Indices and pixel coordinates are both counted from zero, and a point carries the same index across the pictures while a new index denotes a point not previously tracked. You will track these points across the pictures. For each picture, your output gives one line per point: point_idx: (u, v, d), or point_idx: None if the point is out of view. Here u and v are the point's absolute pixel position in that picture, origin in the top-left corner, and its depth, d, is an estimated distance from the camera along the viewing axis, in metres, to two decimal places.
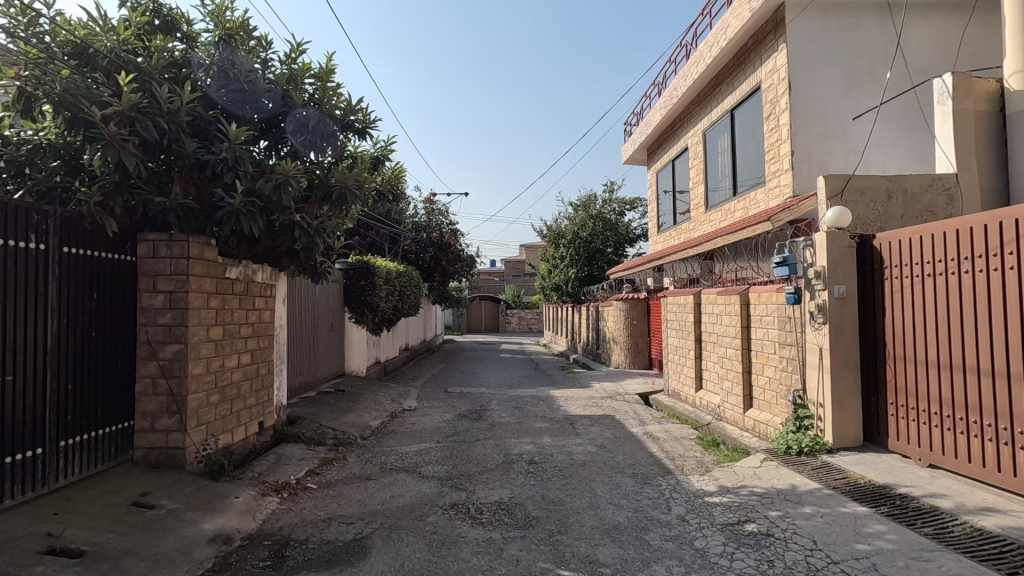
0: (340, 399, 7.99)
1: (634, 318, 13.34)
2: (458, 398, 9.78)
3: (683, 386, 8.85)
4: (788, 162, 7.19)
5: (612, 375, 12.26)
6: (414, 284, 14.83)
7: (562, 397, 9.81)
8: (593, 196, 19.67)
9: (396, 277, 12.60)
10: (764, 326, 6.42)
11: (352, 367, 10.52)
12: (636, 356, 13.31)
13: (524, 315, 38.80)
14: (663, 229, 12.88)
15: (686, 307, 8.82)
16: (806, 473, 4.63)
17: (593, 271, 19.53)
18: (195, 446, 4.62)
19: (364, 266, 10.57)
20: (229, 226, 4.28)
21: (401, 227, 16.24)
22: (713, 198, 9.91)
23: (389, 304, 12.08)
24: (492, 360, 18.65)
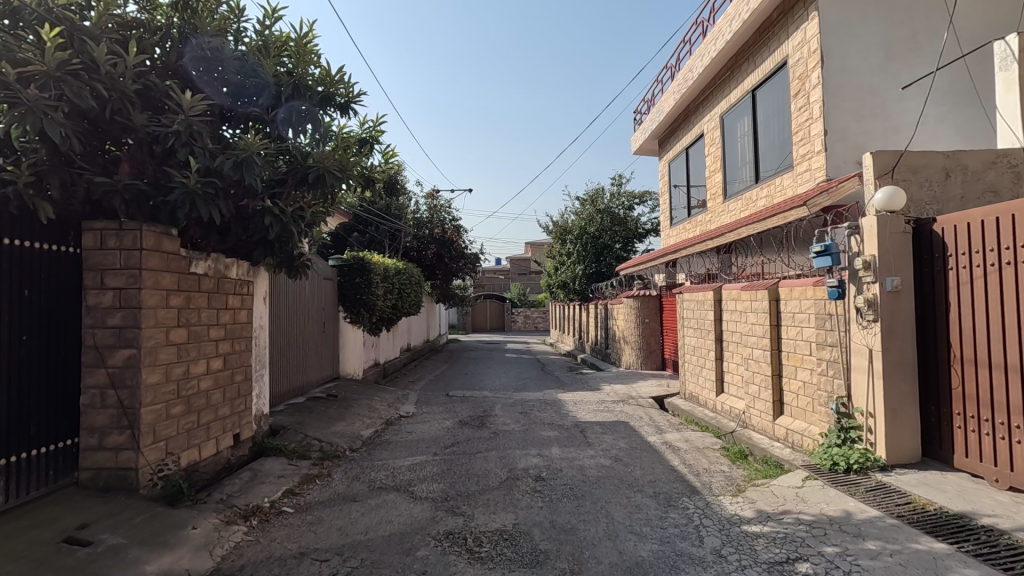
0: (331, 406, 7.39)
1: (645, 316, 12.65)
2: (460, 403, 9.16)
3: (703, 390, 8.18)
4: (820, 142, 6.51)
5: (623, 377, 11.59)
6: (415, 282, 14.20)
7: (571, 401, 9.17)
8: (601, 190, 18.98)
9: (395, 275, 11.99)
10: (797, 324, 5.75)
11: (347, 371, 9.91)
12: (648, 356, 12.64)
13: (530, 314, 38.15)
14: (677, 222, 12.18)
15: (704, 304, 8.16)
16: (860, 496, 3.97)
17: (601, 267, 18.86)
18: (150, 467, 4.00)
19: (360, 262, 9.95)
20: (181, 211, 3.63)
21: (401, 223, 15.62)
22: (732, 187, 9.22)
23: (388, 303, 11.45)
24: (497, 360, 18.02)
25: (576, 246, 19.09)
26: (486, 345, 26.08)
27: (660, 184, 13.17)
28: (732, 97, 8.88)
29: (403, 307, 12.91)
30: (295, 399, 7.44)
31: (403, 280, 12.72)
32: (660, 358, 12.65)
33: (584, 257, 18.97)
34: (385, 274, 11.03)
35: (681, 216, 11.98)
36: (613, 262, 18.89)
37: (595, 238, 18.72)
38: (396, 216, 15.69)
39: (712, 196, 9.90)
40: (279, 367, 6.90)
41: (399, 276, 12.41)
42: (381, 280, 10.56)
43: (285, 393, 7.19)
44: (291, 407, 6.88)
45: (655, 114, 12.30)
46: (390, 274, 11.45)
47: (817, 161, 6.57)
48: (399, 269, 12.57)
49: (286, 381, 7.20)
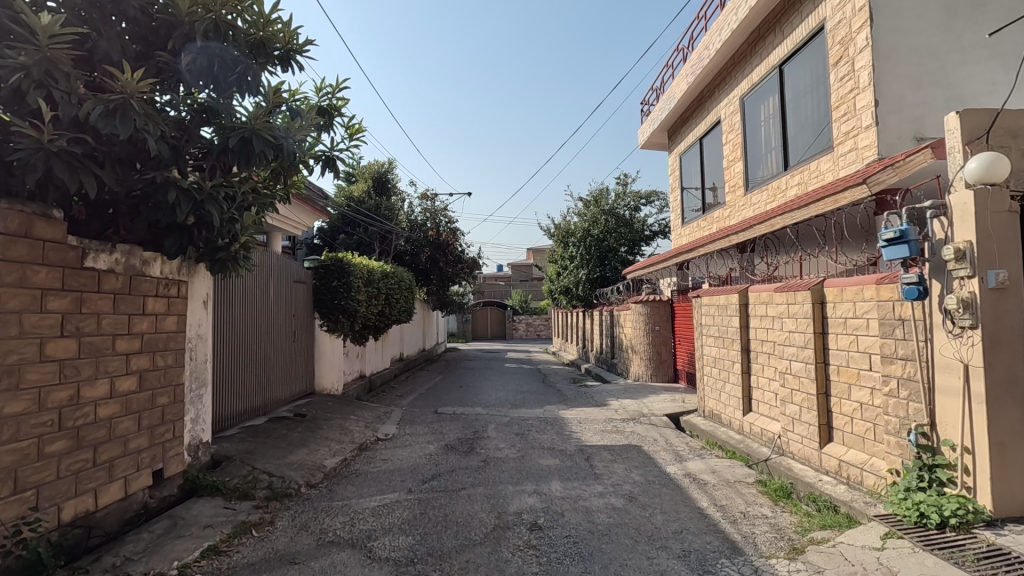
0: (295, 430, 6.33)
1: (656, 323, 11.58)
2: (449, 422, 8.09)
3: (726, 407, 7.12)
4: (870, 115, 5.47)
5: (632, 391, 10.52)
6: (406, 287, 13.17)
7: (575, 420, 8.11)
8: (605, 190, 17.97)
9: (381, 278, 10.97)
10: (852, 332, 4.69)
11: (324, 385, 8.84)
12: (658, 367, 11.57)
13: (532, 321, 37.13)
14: (689, 221, 11.11)
15: (728, 310, 7.09)
16: (972, 567, 2.90)
17: (606, 272, 17.81)
18: (2, 527, 2.94)
19: (338, 262, 8.93)
20: (27, 175, 2.59)
21: (392, 224, 14.61)
22: (756, 177, 8.17)
23: (373, 309, 10.42)
24: (496, 371, 16.98)
25: (579, 250, 18.07)
26: (485, 354, 25.04)
27: (670, 180, 12.13)
28: (755, 75, 7.87)
29: (391, 314, 11.87)
30: (252, 421, 6.38)
31: (391, 284, 11.71)
32: (671, 370, 11.57)
33: (587, 260, 17.94)
34: (368, 276, 10.00)
35: (693, 213, 10.92)
36: (618, 266, 17.86)
37: (599, 241, 17.69)
38: (386, 216, 14.68)
39: (731, 189, 8.86)
40: (228, 383, 5.85)
41: (386, 280, 11.38)
42: (363, 283, 9.54)
43: (238, 414, 6.13)
44: (244, 432, 5.83)
45: (666, 103, 11.26)
46: (374, 277, 10.42)
47: (864, 138, 5.54)
48: (386, 272, 11.55)
49: (239, 400, 6.15)
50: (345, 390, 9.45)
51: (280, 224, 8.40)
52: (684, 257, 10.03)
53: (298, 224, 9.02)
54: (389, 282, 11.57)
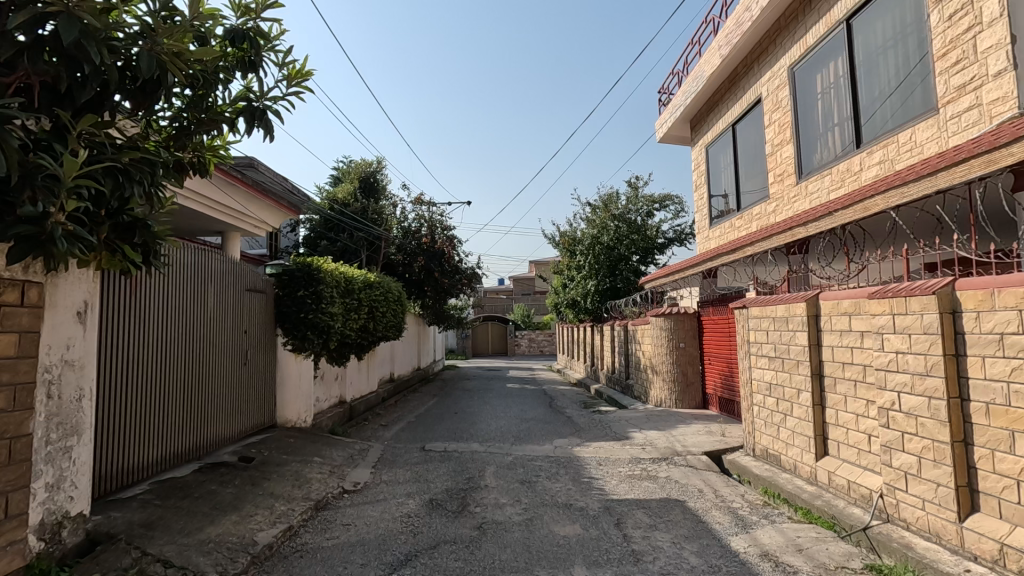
0: (230, 484, 4.79)
1: (681, 340, 10.05)
2: (439, 464, 6.54)
3: (790, 448, 5.59)
4: (1004, 57, 4.04)
5: (656, 420, 8.98)
6: (394, 299, 11.69)
7: (594, 460, 6.57)
8: (615, 194, 16.54)
9: (362, 286, 9.49)
10: (1018, 355, 3.19)
11: (286, 416, 7.30)
12: (685, 390, 10.01)
13: (534, 336, 35.52)
14: (719, 221, 9.63)
15: (789, 323, 5.60)
16: None
17: (618, 283, 16.27)
18: None
19: (304, 266, 7.46)
20: None
21: (381, 229, 13.16)
22: (811, 160, 6.69)
23: (352, 322, 8.91)
24: (497, 392, 15.43)
25: (587, 260, 16.49)
26: (485, 372, 23.46)
27: (694, 177, 10.69)
28: (812, 36, 6.46)
29: (375, 329, 10.37)
30: (169, 472, 4.85)
31: (374, 293, 10.20)
32: (699, 394, 10.01)
33: (597, 270, 16.35)
34: (344, 282, 8.49)
35: (725, 211, 9.43)
36: (630, 277, 16.31)
37: (609, 249, 16.15)
38: (375, 220, 13.22)
39: (777, 179, 7.41)
40: (124, 424, 4.33)
41: (369, 291, 9.91)
42: (337, 291, 8.06)
43: (147, 464, 4.61)
44: (155, 491, 4.31)
45: (689, 89, 9.88)
46: (351, 284, 8.93)
47: (994, 88, 4.10)
48: (369, 281, 10.07)
49: (147, 444, 4.63)
50: (315, 421, 7.92)
51: (205, 208, 6.31)
52: (716, 262, 8.55)
53: (256, 220, 7.54)
54: (373, 293, 10.10)
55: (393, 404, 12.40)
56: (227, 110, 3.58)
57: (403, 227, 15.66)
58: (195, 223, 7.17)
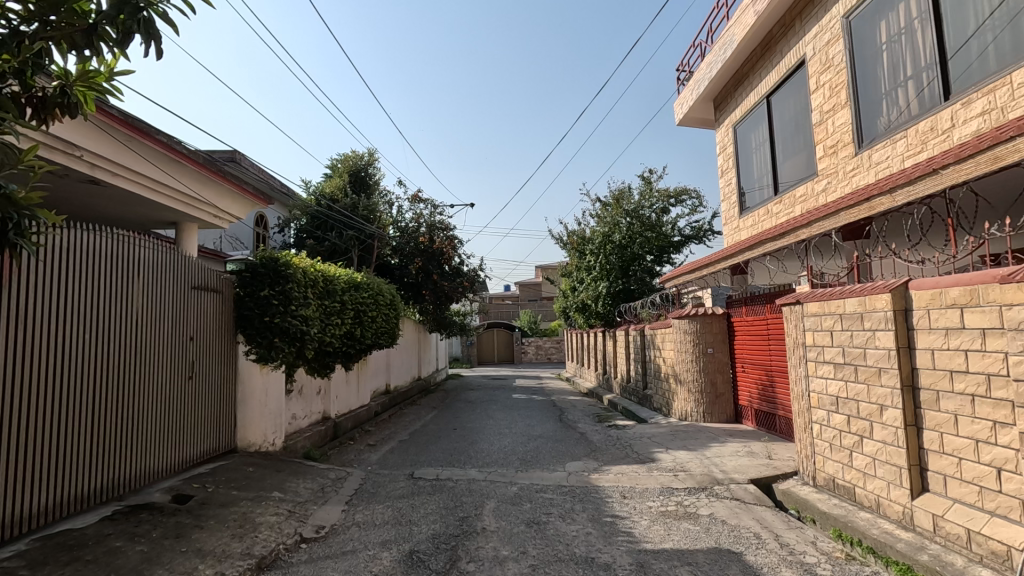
0: (147, 538, 3.66)
1: (708, 345, 8.86)
2: (428, 498, 5.40)
3: (870, 480, 4.40)
4: None
5: (684, 438, 7.78)
6: (387, 302, 10.56)
7: (617, 493, 5.39)
8: (627, 189, 15.35)
9: (346, 286, 8.37)
10: None
11: (248, 439, 6.16)
12: (714, 402, 8.80)
13: (542, 343, 34.29)
14: (750, 209, 8.45)
15: (865, 320, 4.44)
16: None
17: (632, 284, 15.07)
18: None
19: (270, 262, 6.35)
20: None
21: (374, 227, 12.06)
22: (876, 125, 5.52)
23: (332, 328, 7.78)
24: (502, 403, 14.26)
25: (599, 260, 15.31)
26: (490, 381, 22.26)
27: (719, 162, 9.51)
28: None
29: (363, 336, 9.27)
30: (61, 524, 3.71)
31: (360, 295, 9.06)
32: (731, 406, 8.79)
33: (609, 271, 15.17)
34: (321, 282, 7.37)
35: (760, 196, 8.25)
36: (645, 278, 15.12)
37: (622, 248, 14.97)
38: (366, 217, 12.12)
39: (827, 152, 6.26)
40: None
41: (354, 292, 8.77)
42: (311, 292, 6.93)
43: (21, 517, 3.47)
44: (29, 555, 3.18)
45: (714, 60, 8.73)
46: (330, 285, 7.80)
47: None
48: (355, 281, 8.94)
49: (20, 488, 3.48)
50: (286, 442, 6.79)
51: (141, 187, 5.30)
52: (749, 254, 7.39)
53: (216, 208, 6.46)
54: (360, 296, 9.01)
55: (387, 418, 11.26)
56: (96, 13, 2.50)
57: (400, 226, 14.56)
58: (141, 211, 6.09)
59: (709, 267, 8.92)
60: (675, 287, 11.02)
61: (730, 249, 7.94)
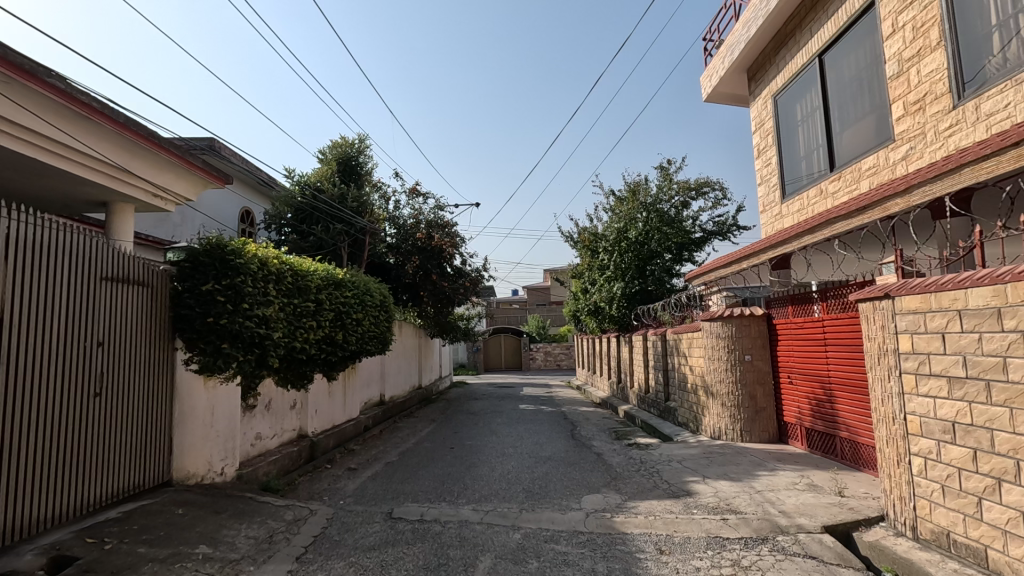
0: None
1: (747, 352, 7.59)
2: (407, 549, 4.18)
3: (1017, 543, 3.12)
4: None
5: (723, 464, 6.50)
6: (375, 304, 9.35)
7: (651, 544, 4.16)
8: (643, 181, 14.13)
9: (321, 283, 7.16)
10: None
11: (186, 469, 4.95)
12: (755, 418, 7.51)
13: (551, 349, 32.98)
14: (797, 192, 7.18)
15: (1006, 316, 3.17)
16: None
17: (650, 285, 13.79)
18: None
19: (215, 250, 5.16)
20: None
21: (365, 220, 10.89)
22: (986, 67, 4.28)
23: (302, 332, 6.58)
24: (508, 416, 13.01)
25: (613, 258, 14.04)
26: (497, 389, 21.01)
27: (755, 139, 8.24)
28: None
29: (345, 342, 8.07)
30: None
31: (341, 294, 7.85)
32: (775, 424, 7.49)
33: (625, 271, 13.90)
34: (287, 276, 6.18)
35: (810, 176, 6.98)
36: (664, 278, 13.84)
37: (639, 245, 13.71)
38: (357, 209, 10.96)
39: (909, 110, 5.01)
40: None
41: (332, 291, 7.57)
42: (274, 287, 5.75)
43: None
44: None
45: (752, 18, 7.49)
46: (300, 281, 6.61)
47: None
48: (334, 278, 7.74)
49: None
50: (241, 471, 5.60)
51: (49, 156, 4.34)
52: (790, 246, 6.14)
53: (151, 185, 5.34)
54: (340, 295, 7.82)
55: (379, 435, 10.04)
56: None
57: (396, 222, 13.39)
58: (57, 187, 4.95)
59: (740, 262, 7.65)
60: (700, 287, 9.72)
61: (767, 240, 6.69)
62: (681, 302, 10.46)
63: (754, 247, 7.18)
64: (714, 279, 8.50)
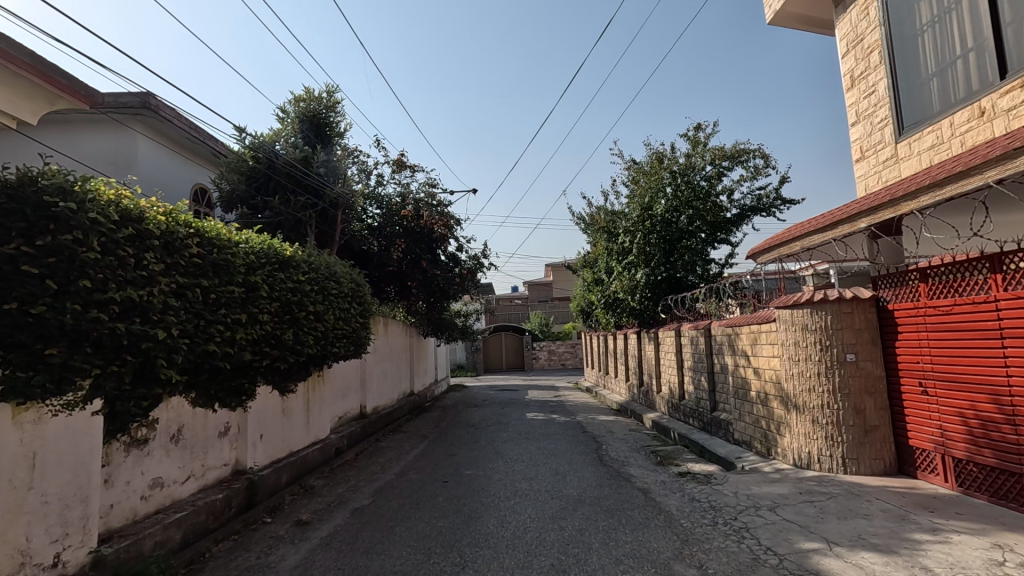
0: None
1: (849, 349, 5.52)
2: None
3: None
4: None
5: (842, 516, 4.40)
6: (345, 295, 7.20)
7: None
8: (668, 150, 11.92)
9: (253, 261, 5.05)
10: None
11: None
12: (865, 441, 5.41)
13: (554, 348, 30.92)
14: (928, 122, 5.08)
15: None
16: None
17: (678, 271, 11.76)
18: None
19: (25, 191, 3.01)
20: None
21: (335, 191, 8.77)
22: None
23: (219, 328, 4.46)
24: (516, 427, 10.94)
25: (635, 241, 11.93)
26: (499, 393, 18.91)
27: (846, 65, 6.17)
28: None
29: (297, 344, 5.95)
30: None
31: (289, 277, 5.73)
32: (893, 449, 5.39)
33: (649, 256, 11.82)
34: (182, 244, 4.06)
35: (951, 96, 4.88)
36: (695, 262, 11.82)
37: (666, 224, 11.64)
38: (325, 175, 8.80)
39: None
40: None
41: (275, 273, 5.46)
42: (153, 259, 3.64)
43: None
44: None
45: None
46: (214, 254, 4.49)
47: None
48: (279, 256, 5.62)
49: None
50: (103, 552, 3.48)
51: None
52: (920, 204, 4.14)
53: None
54: (289, 280, 5.71)
55: (353, 461, 7.89)
56: None
57: (378, 199, 11.25)
58: None
59: (820, 236, 5.65)
60: (756, 274, 7.58)
61: (873, 199, 4.70)
62: (731, 290, 8.35)
63: (847, 210, 5.15)
64: (786, 261, 6.36)
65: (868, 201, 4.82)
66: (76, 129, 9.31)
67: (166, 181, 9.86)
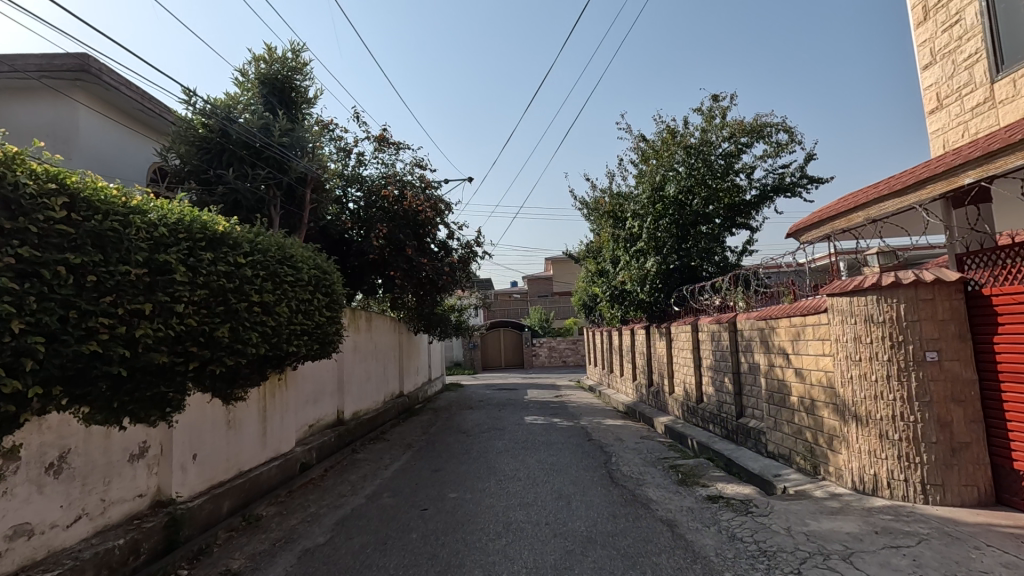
0: None
1: (929, 347, 4.35)
2: None
3: None
4: None
5: (947, 573, 3.24)
6: (305, 284, 6.01)
7: None
8: (680, 124, 10.74)
9: (162, 235, 3.87)
10: None
11: None
12: (952, 463, 4.25)
13: (555, 345, 29.82)
14: None
15: None
16: None
17: (694, 258, 10.50)
18: None
19: None
20: None
21: (302, 164, 7.58)
22: None
23: (103, 322, 3.30)
24: (513, 433, 9.81)
25: (645, 225, 10.76)
26: (497, 394, 17.78)
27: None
28: None
29: (236, 342, 4.79)
30: None
31: (220, 257, 4.54)
32: (988, 473, 4.22)
33: (661, 242, 10.64)
34: (32, 203, 3.01)
35: None
36: (712, 248, 10.61)
37: (679, 207, 10.47)
38: (288, 146, 7.61)
39: None
40: None
41: (200, 252, 4.29)
42: None
43: None
44: None
45: None
46: (95, 221, 3.31)
47: None
48: (208, 231, 4.44)
49: None
50: None
51: None
52: None
53: None
54: (222, 261, 4.55)
55: (320, 480, 6.73)
56: None
57: (357, 179, 10.07)
58: None
59: (889, 203, 4.46)
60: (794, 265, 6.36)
61: (994, 141, 3.52)
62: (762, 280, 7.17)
63: (941, 163, 3.97)
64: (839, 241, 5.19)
65: (978, 147, 3.66)
66: (8, 100, 8.16)
67: (114, 157, 8.69)
